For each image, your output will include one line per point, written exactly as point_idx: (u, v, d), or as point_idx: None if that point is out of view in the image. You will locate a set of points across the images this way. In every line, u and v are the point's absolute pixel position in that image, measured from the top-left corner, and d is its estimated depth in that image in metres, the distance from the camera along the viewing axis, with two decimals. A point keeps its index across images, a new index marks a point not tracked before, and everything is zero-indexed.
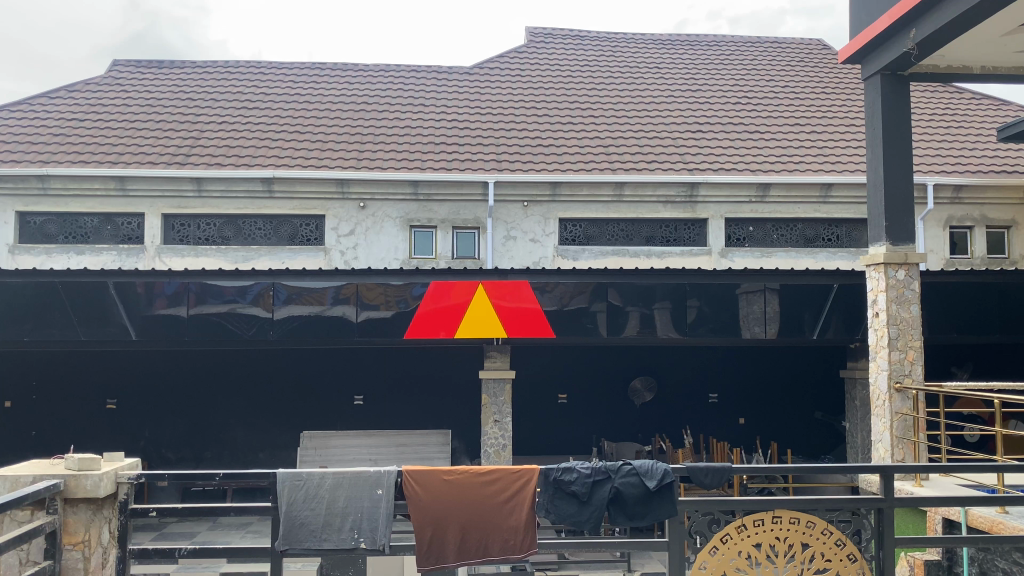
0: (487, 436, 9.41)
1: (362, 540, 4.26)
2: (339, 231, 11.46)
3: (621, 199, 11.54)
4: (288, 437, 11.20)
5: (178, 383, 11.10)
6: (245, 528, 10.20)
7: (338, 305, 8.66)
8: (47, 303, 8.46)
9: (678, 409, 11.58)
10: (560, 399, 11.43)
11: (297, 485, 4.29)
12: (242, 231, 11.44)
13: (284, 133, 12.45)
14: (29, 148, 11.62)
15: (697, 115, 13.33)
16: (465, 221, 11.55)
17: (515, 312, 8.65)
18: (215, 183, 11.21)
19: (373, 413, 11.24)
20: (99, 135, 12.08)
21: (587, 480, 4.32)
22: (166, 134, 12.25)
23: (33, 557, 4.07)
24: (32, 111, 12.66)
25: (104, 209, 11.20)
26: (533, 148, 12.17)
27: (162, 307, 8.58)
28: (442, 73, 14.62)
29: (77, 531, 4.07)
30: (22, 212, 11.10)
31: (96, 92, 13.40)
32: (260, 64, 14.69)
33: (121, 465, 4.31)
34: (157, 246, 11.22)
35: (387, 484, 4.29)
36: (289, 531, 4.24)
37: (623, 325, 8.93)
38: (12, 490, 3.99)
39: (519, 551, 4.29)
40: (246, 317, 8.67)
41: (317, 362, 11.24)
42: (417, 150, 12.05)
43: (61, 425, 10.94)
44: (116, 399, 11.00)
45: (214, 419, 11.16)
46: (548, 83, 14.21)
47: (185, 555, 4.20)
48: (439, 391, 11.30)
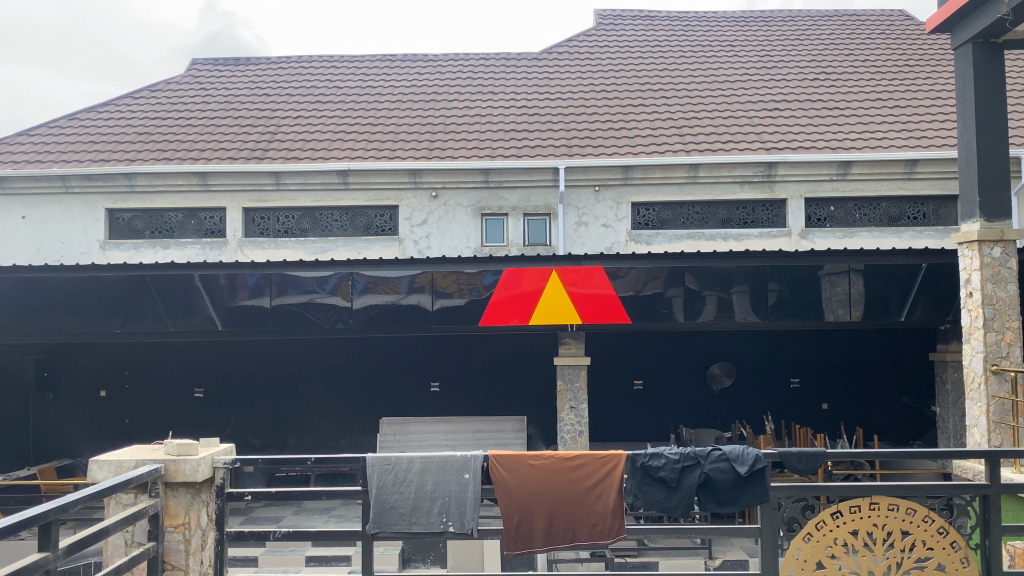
0: (563, 423, 9.36)
1: (450, 524, 4.28)
2: (412, 220, 11.58)
3: (695, 180, 11.31)
4: (367, 423, 11.38)
5: (260, 372, 11.43)
6: (328, 513, 10.37)
7: (413, 293, 8.76)
8: (137, 296, 8.80)
9: (758, 394, 11.34)
10: (636, 385, 11.34)
11: (387, 469, 4.35)
12: (320, 222, 11.68)
13: (357, 125, 12.61)
14: (115, 147, 12.07)
15: (773, 93, 12.98)
16: (536, 207, 11.53)
17: (591, 299, 8.59)
18: (293, 176, 11.42)
19: (449, 399, 11.32)
20: (181, 132, 12.48)
21: (676, 466, 4.25)
22: (244, 130, 12.55)
23: (138, 538, 4.22)
24: (117, 112, 13.16)
25: (188, 205, 11.58)
26: (604, 132, 12.04)
27: (244, 298, 8.82)
28: (511, 60, 14.60)
29: (178, 514, 4.23)
30: (111, 208, 11.63)
31: (176, 91, 13.86)
32: (332, 58, 14.94)
33: (217, 451, 4.44)
34: (239, 239, 11.53)
35: (474, 468, 4.32)
36: (379, 514, 4.30)
37: (699, 311, 8.76)
38: (117, 474, 4.12)
39: (607, 536, 4.26)
40: (325, 307, 8.83)
41: (393, 350, 11.36)
42: (487, 138, 12.05)
43: (152, 413, 11.39)
44: (203, 387, 11.41)
45: (296, 406, 11.44)
46: (617, 65, 14.05)
47: (279, 537, 4.52)
48: (515, 377, 11.32)
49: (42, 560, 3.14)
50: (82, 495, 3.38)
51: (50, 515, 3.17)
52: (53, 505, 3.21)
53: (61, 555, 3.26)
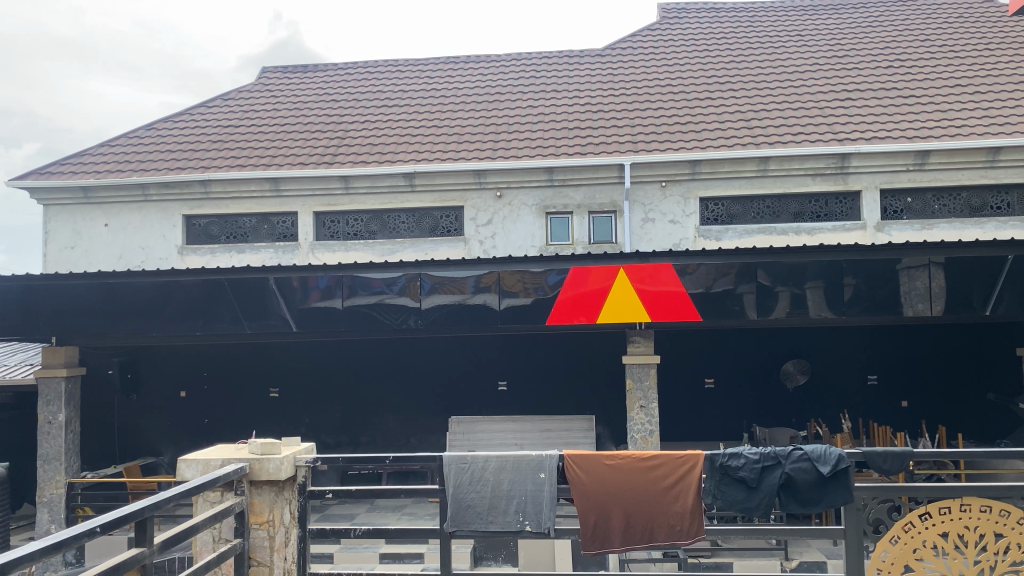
0: (633, 422, 9.28)
1: (527, 523, 4.30)
2: (478, 220, 11.66)
3: (765, 173, 11.08)
4: (437, 422, 11.50)
5: (332, 373, 11.67)
6: (400, 511, 10.50)
7: (479, 293, 8.79)
8: (215, 299, 9.06)
9: (833, 391, 11.06)
10: (707, 384, 11.20)
11: (463, 468, 4.40)
12: (388, 225, 11.86)
13: (423, 127, 12.75)
14: (191, 155, 12.46)
15: (845, 82, 12.64)
16: (601, 205, 11.47)
17: (660, 296, 8.48)
18: (361, 180, 11.60)
19: (518, 398, 11.34)
20: (253, 139, 12.82)
21: (756, 466, 4.20)
22: (313, 135, 12.81)
23: (225, 535, 4.35)
24: (192, 121, 13.59)
25: (261, 210, 11.90)
26: (670, 127, 11.89)
27: (316, 300, 8.99)
28: (574, 57, 14.56)
29: (263, 512, 4.33)
30: (188, 215, 12.05)
31: (247, 99, 14.25)
32: (397, 62, 15.15)
33: (299, 450, 4.57)
34: (310, 242, 11.77)
35: (549, 468, 4.33)
36: (456, 513, 4.35)
37: (772, 308, 8.53)
38: (204, 473, 4.25)
39: (686, 537, 4.21)
40: (394, 307, 8.94)
41: (462, 349, 11.45)
42: (551, 136, 12.03)
43: (230, 412, 11.73)
44: (278, 387, 11.71)
45: (367, 406, 11.62)
46: (682, 59, 13.87)
47: (359, 535, 4.64)
48: (583, 376, 11.27)
49: (138, 555, 3.26)
50: (175, 493, 3.51)
51: (145, 512, 3.30)
52: (148, 502, 3.34)
53: (156, 550, 3.39)
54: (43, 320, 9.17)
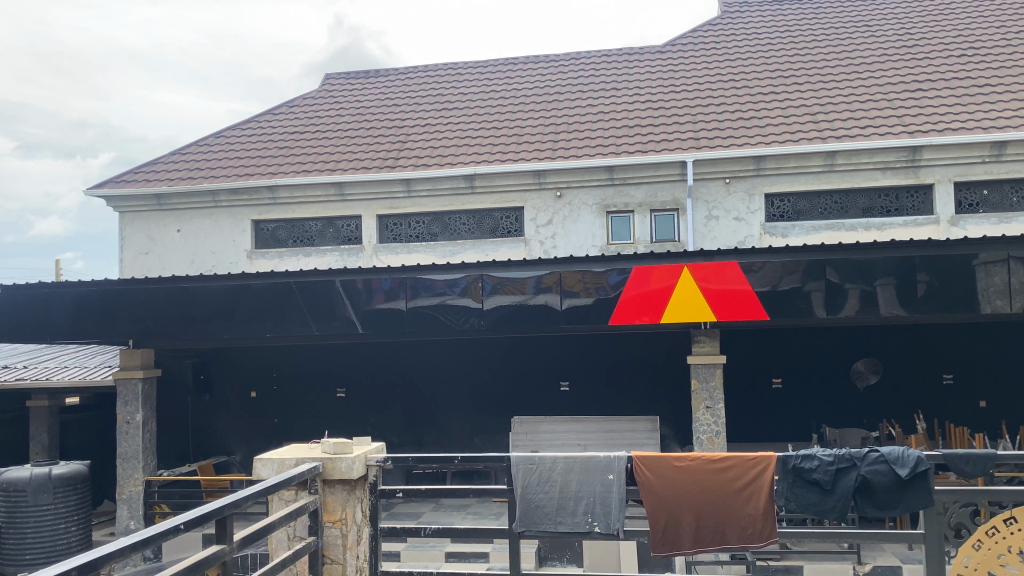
0: (699, 423, 9.18)
1: (596, 524, 4.32)
2: (538, 221, 11.68)
3: (833, 168, 10.83)
4: (500, 422, 11.55)
5: (396, 374, 11.82)
6: (465, 510, 10.58)
7: (541, 294, 8.79)
8: (284, 302, 9.25)
9: (906, 391, 10.73)
10: (774, 384, 11.00)
11: (531, 469, 4.40)
12: (449, 226, 11.96)
13: (483, 129, 12.83)
14: (258, 162, 12.77)
15: (914, 72, 12.27)
16: (663, 203, 11.36)
17: (725, 295, 8.35)
18: (423, 183, 11.73)
19: (581, 398, 11.30)
20: (318, 145, 13.07)
21: (830, 468, 4.12)
22: (376, 139, 13.01)
23: (299, 533, 4.45)
24: (259, 128, 13.93)
25: (326, 214, 12.14)
26: (733, 122, 11.72)
27: (380, 302, 9.11)
28: (633, 55, 14.46)
29: (336, 510, 4.43)
30: (257, 220, 12.36)
31: (311, 106, 14.55)
32: (457, 65, 15.27)
33: (370, 449, 4.65)
34: (374, 245, 11.96)
35: (618, 469, 4.31)
36: (525, 513, 4.38)
37: (840, 306, 8.30)
38: (279, 472, 4.35)
39: (759, 539, 4.17)
40: (457, 308, 8.99)
41: (525, 350, 11.47)
42: (611, 134, 11.96)
43: (297, 412, 11.99)
44: (344, 388, 11.92)
45: (431, 406, 11.74)
46: (744, 53, 13.65)
47: (429, 534, 4.70)
48: (647, 377, 11.17)
49: (220, 552, 3.35)
50: (253, 491, 3.61)
51: (225, 510, 3.39)
52: (228, 501, 3.43)
53: (235, 547, 3.47)
54: (121, 324, 9.48)
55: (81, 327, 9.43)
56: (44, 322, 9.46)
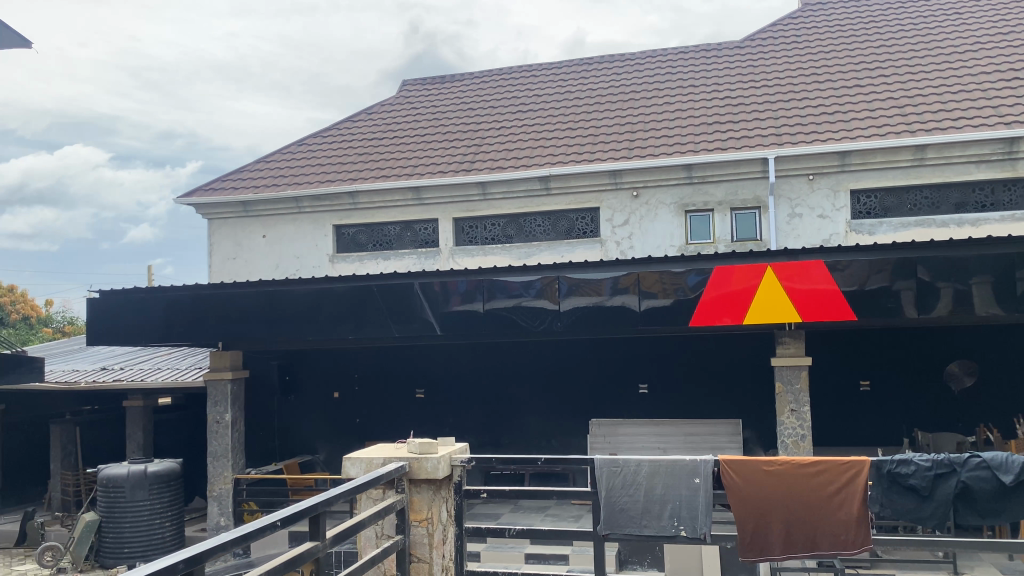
0: (783, 427, 8.98)
1: (682, 528, 4.26)
2: (614, 221, 11.61)
3: (922, 162, 10.42)
4: (578, 425, 11.50)
5: (474, 375, 11.92)
6: (544, 512, 10.59)
7: (618, 295, 8.74)
8: (364, 305, 9.43)
9: (1005, 394, 10.25)
10: (862, 387, 10.67)
11: (615, 472, 4.37)
12: (524, 228, 12.00)
13: (558, 130, 12.83)
14: (339, 168, 13.07)
15: (1010, 61, 11.72)
16: (744, 201, 11.15)
17: (809, 295, 8.14)
18: (498, 186, 11.81)
19: (660, 401, 11.17)
20: (396, 150, 13.31)
21: (928, 474, 4.05)
22: (452, 144, 13.16)
23: (386, 531, 4.52)
24: (339, 135, 14.27)
25: (404, 218, 12.34)
26: (815, 117, 11.42)
27: (457, 304, 9.19)
28: (711, 51, 14.24)
29: (422, 509, 4.51)
30: (338, 225, 12.65)
31: (390, 112, 14.83)
32: (532, 67, 15.33)
33: (454, 450, 4.70)
34: (451, 248, 12.10)
35: (704, 473, 4.27)
36: (610, 516, 4.35)
37: (933, 306, 7.98)
38: (367, 471, 4.45)
39: (853, 546, 4.05)
40: (534, 310, 9.00)
41: (602, 352, 11.42)
42: (688, 132, 11.80)
43: (379, 412, 12.23)
44: (424, 388, 12.08)
45: (509, 407, 11.80)
46: (827, 46, 13.29)
47: (514, 535, 4.73)
48: (729, 378, 10.97)
49: (313, 548, 3.43)
50: (344, 489, 3.69)
51: (318, 508, 3.46)
52: (321, 499, 3.51)
53: (328, 544, 3.56)
54: (210, 327, 9.82)
55: (174, 329, 9.84)
56: (140, 324, 9.97)
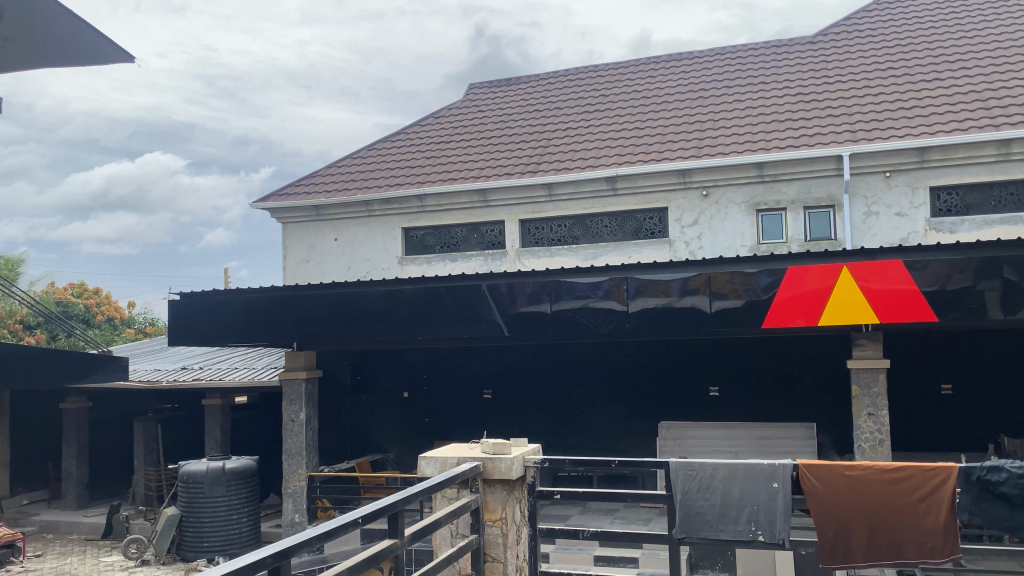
0: (861, 431, 8.73)
1: (760, 533, 4.22)
2: (683, 221, 11.48)
3: (1007, 157, 10.00)
4: (646, 427, 11.41)
5: (542, 376, 11.94)
6: (613, 515, 10.54)
7: (687, 296, 8.64)
8: (433, 306, 9.54)
9: None
10: (944, 391, 10.31)
11: (691, 475, 4.34)
12: (591, 229, 11.95)
13: (625, 130, 12.75)
14: (407, 172, 13.26)
15: None
16: (818, 199, 10.89)
17: (887, 295, 7.90)
18: (565, 187, 11.80)
19: (731, 404, 11.00)
20: (463, 153, 13.43)
21: (1019, 482, 3.84)
22: (519, 145, 13.21)
23: (462, 530, 4.64)
24: (407, 139, 14.48)
25: (471, 220, 12.45)
26: (893, 112, 11.08)
27: (524, 305, 9.21)
28: (781, 46, 13.95)
29: (496, 509, 4.56)
30: (407, 228, 12.83)
31: (457, 115, 14.98)
32: (598, 67, 15.27)
33: (527, 451, 4.72)
34: (517, 250, 12.16)
35: (783, 477, 4.19)
36: (685, 519, 4.33)
37: (1019, 306, 7.66)
38: (442, 471, 4.51)
39: (939, 555, 3.97)
40: (602, 312, 8.94)
41: (671, 353, 11.30)
42: (759, 130, 11.58)
43: (448, 412, 12.36)
44: (491, 389, 12.17)
45: (576, 409, 11.77)
46: (904, 39, 12.89)
47: (588, 537, 4.72)
48: (802, 381, 10.72)
49: (392, 546, 3.50)
50: (421, 488, 3.73)
51: (396, 506, 3.52)
52: (399, 497, 3.57)
53: (406, 541, 3.61)
54: (285, 328, 10.09)
55: (250, 329, 10.14)
56: (219, 324, 10.30)
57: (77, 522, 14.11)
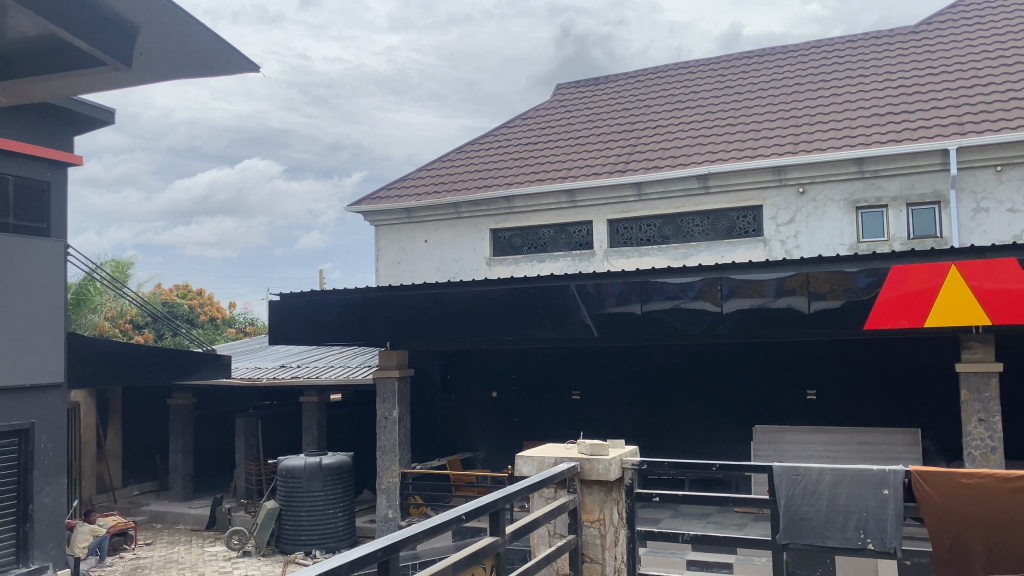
0: (970, 437, 8.33)
1: (869, 541, 4.13)
2: (778, 220, 11.20)
3: None
4: (739, 430, 11.17)
5: (630, 377, 11.84)
6: (705, 519, 10.36)
7: (783, 297, 8.42)
8: (523, 307, 9.57)
9: None
10: None
11: (796, 480, 4.26)
12: (681, 229, 11.79)
13: (716, 127, 12.52)
14: (496, 173, 13.37)
15: None
16: (922, 195, 10.43)
17: (1000, 295, 7.47)
18: (654, 186, 11.67)
19: (828, 407, 10.67)
20: (552, 153, 13.45)
21: None
22: (607, 144, 13.14)
23: (559, 530, 4.66)
24: (496, 140, 14.60)
25: (559, 221, 12.45)
26: (1004, 102, 10.52)
27: (612, 306, 9.16)
28: (882, 37, 13.44)
29: (594, 510, 4.55)
30: (495, 229, 12.95)
31: (545, 115, 15.02)
32: (688, 63, 15.04)
33: (625, 452, 4.68)
34: (606, 250, 12.10)
35: (893, 483, 4.07)
36: (789, 525, 4.24)
37: None
38: (540, 470, 4.54)
39: None
40: (693, 313, 8.78)
41: (765, 355, 11.05)
42: (858, 125, 11.18)
43: (537, 412, 12.40)
44: (580, 390, 12.12)
45: (666, 410, 11.61)
46: (1016, 26, 12.22)
47: (689, 540, 4.64)
48: (906, 384, 10.29)
49: (493, 544, 3.53)
50: (521, 486, 3.76)
51: (498, 505, 3.55)
52: (501, 495, 3.60)
53: (507, 540, 3.65)
54: (378, 328, 10.31)
55: (345, 329, 10.42)
56: (315, 324, 10.61)
57: (184, 514, 14.77)
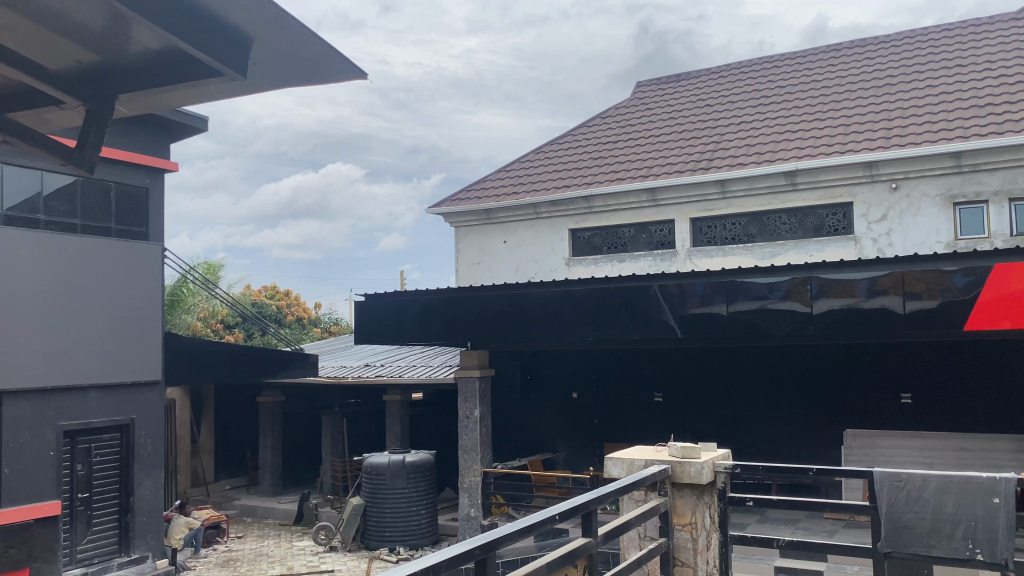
0: None
1: (979, 551, 4.03)
2: (869, 217, 10.81)
3: None
4: (829, 434, 10.85)
5: (714, 378, 11.63)
6: (793, 525, 10.08)
7: (876, 297, 8.13)
8: (604, 307, 9.52)
9: None
10: None
11: (899, 487, 4.18)
12: (767, 227, 11.53)
13: (803, 123, 12.19)
14: (576, 173, 13.33)
15: None
16: None
17: None
18: (738, 183, 11.45)
19: (924, 411, 10.26)
20: (632, 152, 13.33)
21: None
22: (689, 142, 12.94)
23: (650, 533, 4.61)
24: (576, 139, 14.56)
25: (639, 220, 12.34)
26: None
27: (696, 307, 9.01)
28: (980, 25, 12.85)
29: (685, 513, 4.48)
30: (574, 229, 12.91)
31: (624, 114, 14.91)
32: (773, 58, 14.69)
33: (717, 455, 4.64)
34: (688, 249, 11.92)
35: (1004, 492, 4.00)
36: (892, 532, 4.18)
37: None
38: (629, 473, 4.51)
39: None
40: (780, 314, 8.57)
41: (856, 357, 10.71)
42: (955, 117, 10.71)
43: (619, 413, 12.31)
44: (662, 392, 11.97)
45: (752, 413, 11.37)
46: None
47: (784, 546, 4.51)
48: (1009, 389, 9.80)
49: (585, 545, 3.51)
50: (612, 488, 3.74)
51: (589, 505, 3.54)
52: (593, 496, 3.59)
53: (599, 541, 3.63)
54: (460, 328, 10.42)
55: (427, 329, 10.56)
56: (398, 324, 10.79)
57: (272, 509, 15.21)
